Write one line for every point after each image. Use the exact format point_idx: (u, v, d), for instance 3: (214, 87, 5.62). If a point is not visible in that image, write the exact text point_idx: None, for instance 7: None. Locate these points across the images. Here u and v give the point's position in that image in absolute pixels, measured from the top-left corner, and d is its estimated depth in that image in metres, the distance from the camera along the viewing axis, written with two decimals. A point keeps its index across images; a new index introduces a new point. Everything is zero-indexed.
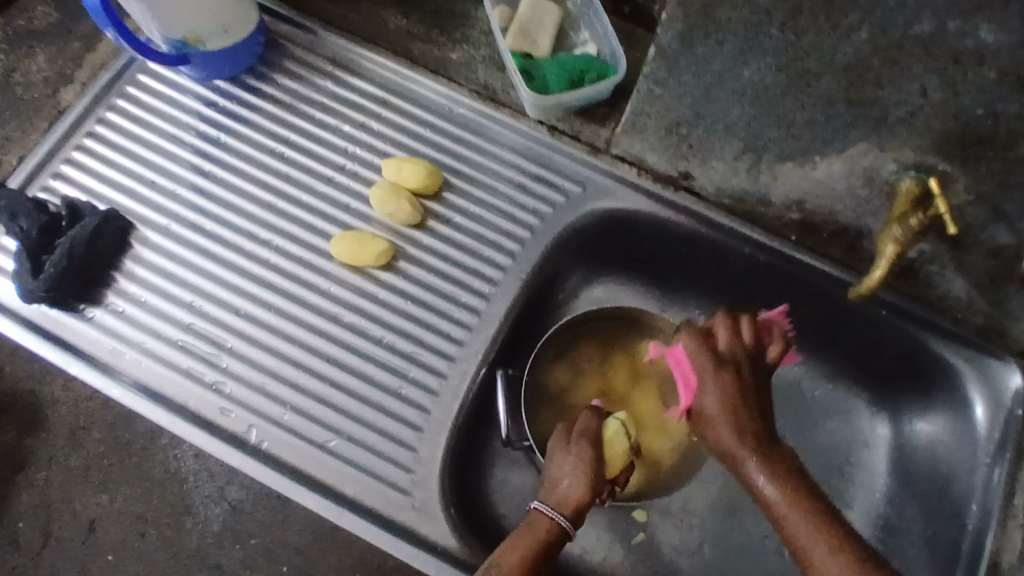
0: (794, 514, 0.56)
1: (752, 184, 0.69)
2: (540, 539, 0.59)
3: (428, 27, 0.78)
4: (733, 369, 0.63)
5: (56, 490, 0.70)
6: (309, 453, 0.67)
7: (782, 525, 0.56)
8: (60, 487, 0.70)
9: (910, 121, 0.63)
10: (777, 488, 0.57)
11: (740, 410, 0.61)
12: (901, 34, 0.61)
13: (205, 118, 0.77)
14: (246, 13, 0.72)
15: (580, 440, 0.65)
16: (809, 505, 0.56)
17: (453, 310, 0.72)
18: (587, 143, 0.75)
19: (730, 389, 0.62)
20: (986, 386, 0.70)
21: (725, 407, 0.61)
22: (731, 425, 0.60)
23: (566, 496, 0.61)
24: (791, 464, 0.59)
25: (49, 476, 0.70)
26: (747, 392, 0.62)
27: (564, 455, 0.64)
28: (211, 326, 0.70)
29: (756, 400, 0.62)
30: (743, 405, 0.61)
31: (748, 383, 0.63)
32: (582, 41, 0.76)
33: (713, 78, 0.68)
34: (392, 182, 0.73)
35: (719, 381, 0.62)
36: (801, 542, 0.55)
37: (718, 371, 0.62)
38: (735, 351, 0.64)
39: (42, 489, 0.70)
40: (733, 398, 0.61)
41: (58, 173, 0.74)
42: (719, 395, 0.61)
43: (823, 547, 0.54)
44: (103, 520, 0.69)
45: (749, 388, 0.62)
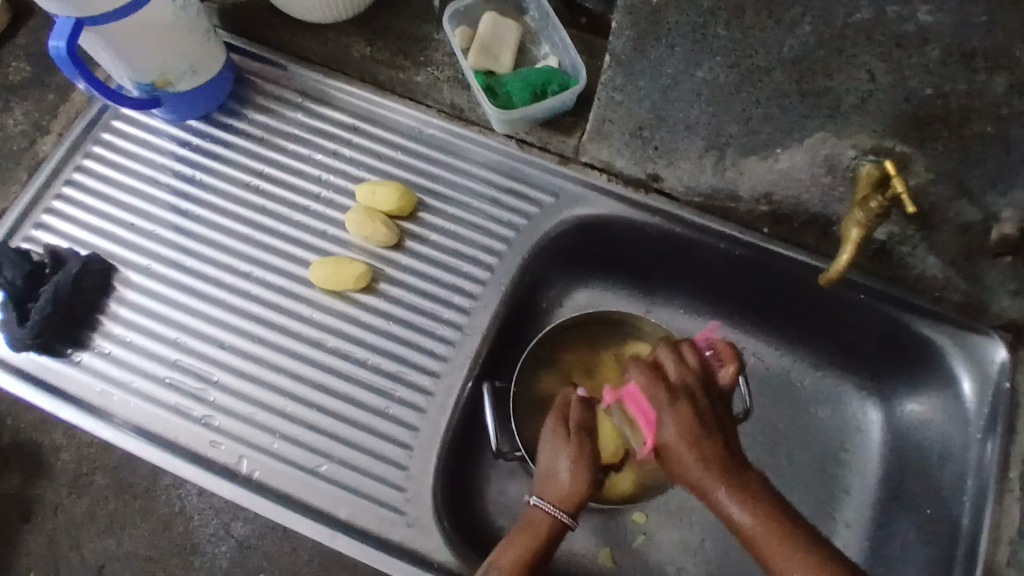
0: (773, 543, 0.55)
1: (718, 180, 0.70)
2: (534, 530, 0.60)
3: (392, 53, 0.79)
4: (682, 404, 0.60)
5: (65, 536, 0.72)
6: (301, 479, 0.67)
7: (762, 555, 0.56)
8: (68, 533, 0.72)
9: (864, 108, 0.58)
10: (747, 514, 0.56)
11: (704, 446, 0.58)
12: (843, 23, 0.54)
13: (181, 157, 0.78)
14: (212, 54, 0.74)
15: (560, 429, 0.64)
16: (784, 532, 0.55)
17: (435, 326, 0.73)
18: (556, 153, 0.77)
19: (692, 426, 0.59)
20: (972, 362, 0.71)
21: (690, 450, 0.58)
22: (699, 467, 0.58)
23: (560, 487, 0.61)
24: (747, 476, 0.58)
25: (55, 523, 0.72)
26: (707, 423, 0.60)
27: (547, 446, 0.64)
28: (197, 360, 0.70)
29: (719, 428, 0.60)
30: (706, 440, 0.59)
31: (705, 416, 0.60)
32: (543, 54, 0.78)
33: (668, 81, 0.64)
34: (366, 207, 0.74)
35: (675, 427, 0.59)
36: (782, 570, 0.54)
37: (668, 415, 0.60)
38: (687, 380, 0.63)
39: (50, 535, 0.72)
40: (694, 431, 0.59)
41: (40, 222, 0.76)
42: (680, 435, 0.59)
43: (807, 575, 0.53)
44: (112, 563, 0.71)
45: (706, 418, 0.60)
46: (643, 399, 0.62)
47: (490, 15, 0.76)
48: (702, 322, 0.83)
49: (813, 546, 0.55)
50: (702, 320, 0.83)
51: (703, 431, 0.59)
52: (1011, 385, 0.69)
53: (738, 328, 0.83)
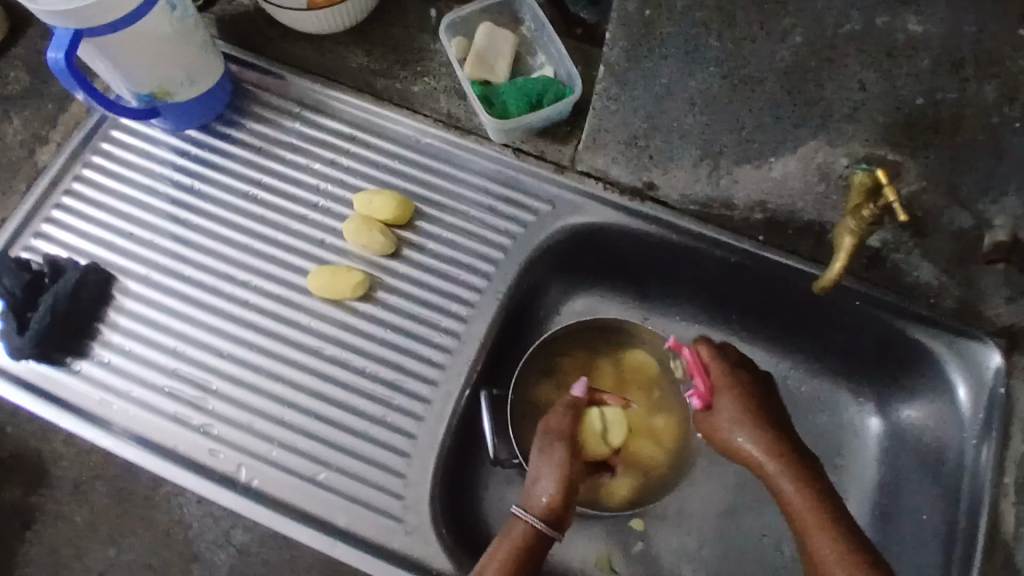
0: (816, 523, 0.60)
1: (714, 189, 0.70)
2: (518, 540, 0.61)
3: (389, 63, 0.80)
4: (738, 381, 0.68)
5: (66, 544, 0.72)
6: (300, 487, 0.67)
7: (807, 534, 0.60)
8: (69, 541, 0.72)
9: (856, 117, 0.59)
10: (801, 495, 0.61)
11: (757, 417, 0.66)
12: (833, 34, 0.57)
13: (180, 167, 0.79)
14: (210, 64, 0.75)
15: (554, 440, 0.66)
16: (827, 513, 0.60)
17: (432, 334, 0.73)
18: (552, 162, 0.77)
19: (749, 408, 0.67)
20: (967, 367, 0.71)
21: (743, 417, 0.66)
22: (754, 436, 0.65)
23: (549, 499, 0.63)
24: (791, 442, 0.65)
25: (56, 531, 0.73)
26: (761, 409, 0.67)
27: (541, 455, 0.66)
28: (196, 369, 0.71)
29: (775, 416, 0.67)
30: (758, 411, 0.67)
31: (760, 393, 0.68)
32: (539, 64, 0.79)
33: (663, 90, 0.65)
34: (364, 215, 0.75)
35: (729, 398, 0.68)
36: (822, 550, 0.59)
37: (726, 391, 0.68)
38: (744, 368, 0.70)
39: (51, 543, 0.72)
40: (751, 413, 0.66)
41: (40, 232, 0.76)
42: (738, 404, 0.67)
43: (842, 556, 0.58)
44: (112, 570, 0.71)
45: (761, 404, 0.67)
46: (704, 367, 0.70)
47: (485, 26, 0.77)
48: (699, 328, 0.84)
49: (853, 532, 0.59)
50: (699, 326, 0.84)
51: (760, 406, 0.67)
52: (1005, 391, 0.68)
53: (735, 334, 0.84)
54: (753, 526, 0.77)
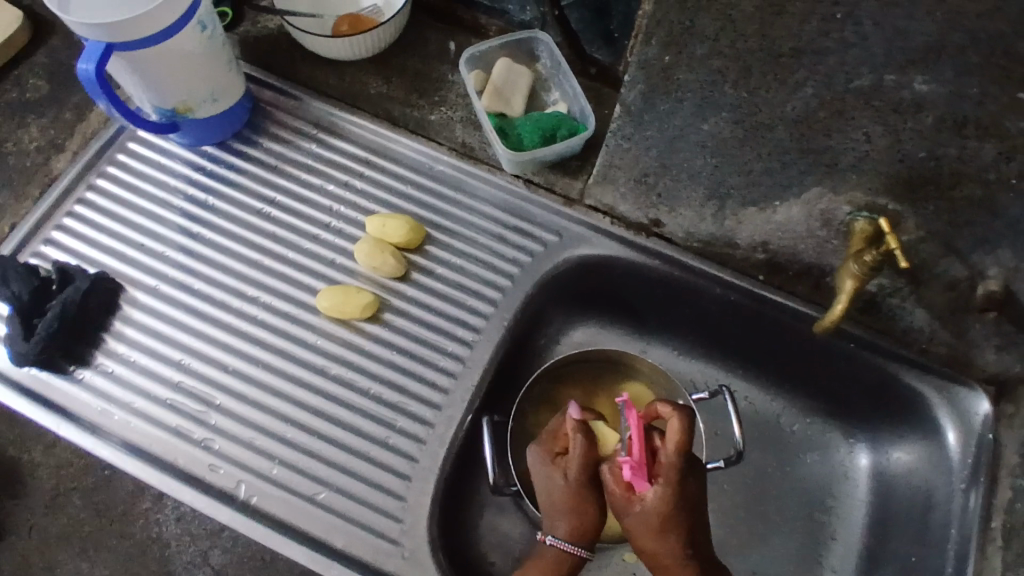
0: None
1: (717, 228, 0.73)
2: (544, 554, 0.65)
3: (407, 92, 0.82)
4: (675, 480, 0.61)
5: (36, 556, 0.69)
6: (297, 506, 0.67)
7: None
8: (40, 554, 0.69)
9: (859, 168, 0.60)
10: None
11: (673, 522, 0.61)
12: (844, 88, 0.55)
13: (194, 182, 0.80)
14: (233, 83, 0.76)
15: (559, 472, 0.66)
16: None
17: (437, 358, 0.74)
18: (561, 195, 0.80)
19: (665, 511, 0.61)
20: (955, 413, 0.73)
21: (660, 517, 0.61)
22: (662, 539, 0.61)
23: (568, 527, 0.64)
24: (684, 540, 0.62)
25: (29, 543, 0.70)
26: (674, 518, 0.61)
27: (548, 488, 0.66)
28: (199, 383, 0.71)
29: (687, 520, 0.62)
30: (680, 512, 0.61)
31: (690, 494, 0.62)
32: (553, 100, 0.81)
33: (676, 132, 0.66)
34: (376, 238, 0.76)
35: (655, 492, 0.61)
36: None
37: (657, 484, 0.62)
38: (672, 463, 0.62)
39: (23, 556, 0.69)
40: (659, 520, 0.61)
41: (49, 238, 0.76)
42: (664, 502, 0.61)
43: None
44: None
45: (682, 505, 0.62)
46: (640, 465, 0.62)
47: (504, 61, 0.79)
48: (696, 363, 0.86)
49: None
50: (695, 362, 0.86)
51: (682, 509, 0.61)
52: (993, 437, 0.71)
53: (730, 371, 0.86)
54: (744, 562, 0.79)
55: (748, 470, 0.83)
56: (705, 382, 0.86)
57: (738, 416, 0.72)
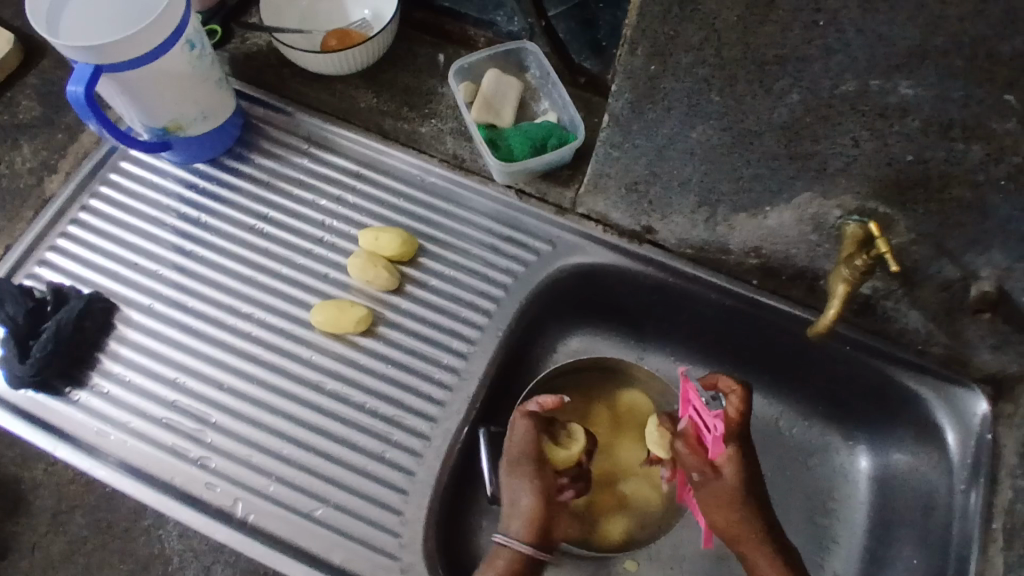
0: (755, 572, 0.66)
1: (709, 234, 0.73)
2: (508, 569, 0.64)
3: (397, 105, 0.82)
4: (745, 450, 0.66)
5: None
6: (295, 523, 0.66)
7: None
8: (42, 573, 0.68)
9: (848, 172, 0.59)
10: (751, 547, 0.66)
11: (739, 489, 0.66)
12: (830, 94, 0.55)
13: (187, 200, 0.80)
14: (224, 100, 0.77)
15: (522, 490, 0.66)
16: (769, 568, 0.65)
17: (433, 370, 0.74)
18: (554, 204, 0.80)
19: (736, 478, 0.66)
20: (953, 414, 0.74)
21: (730, 486, 0.66)
22: (732, 506, 0.66)
23: (517, 521, 0.65)
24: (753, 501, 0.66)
25: (33, 562, 0.68)
26: (743, 483, 0.66)
27: (513, 507, 0.66)
28: (194, 401, 0.70)
29: (752, 486, 0.67)
30: (745, 480, 0.66)
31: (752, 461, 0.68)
32: (542, 110, 0.81)
33: (664, 140, 0.66)
34: (369, 252, 0.76)
35: (727, 463, 0.66)
36: None
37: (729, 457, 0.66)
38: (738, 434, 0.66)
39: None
40: (732, 487, 0.66)
41: (43, 259, 0.76)
42: (735, 470, 0.66)
43: None
44: None
45: (749, 472, 0.67)
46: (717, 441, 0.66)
47: (493, 72, 0.79)
48: (694, 368, 0.86)
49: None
50: (692, 367, 0.87)
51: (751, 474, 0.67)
52: (992, 436, 0.71)
53: (727, 376, 0.86)
54: None
55: None
56: None
57: None
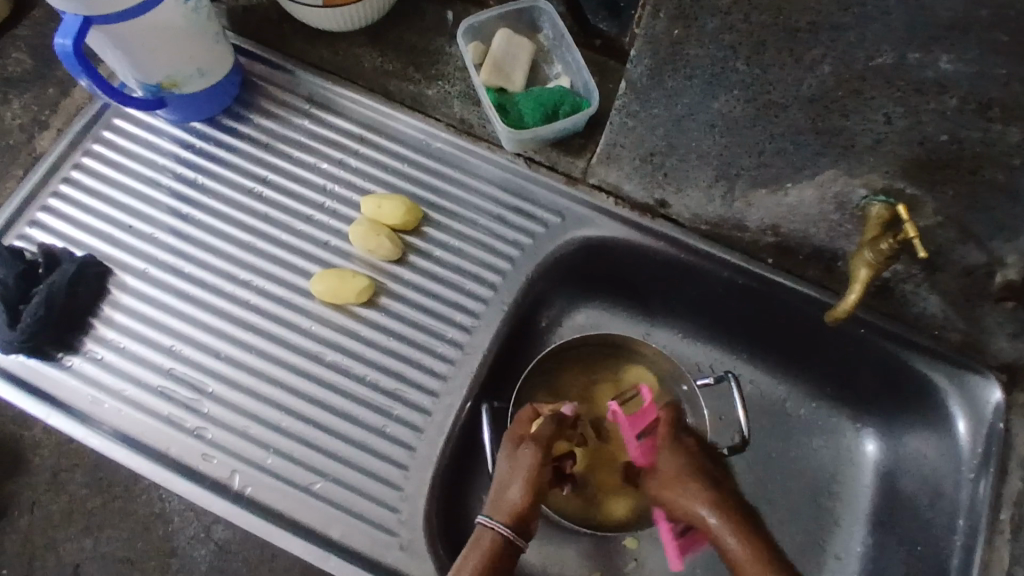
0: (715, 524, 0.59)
1: (726, 210, 0.71)
2: (487, 556, 0.59)
3: (403, 65, 0.78)
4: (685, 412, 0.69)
5: (41, 534, 0.69)
6: (293, 497, 0.65)
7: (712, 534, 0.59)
8: (43, 531, 0.69)
9: (877, 149, 0.57)
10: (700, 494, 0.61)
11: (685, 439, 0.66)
12: (864, 66, 0.54)
13: (184, 160, 0.77)
14: (221, 56, 0.73)
15: (516, 480, 0.62)
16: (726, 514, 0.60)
17: (435, 344, 0.72)
18: (564, 173, 0.76)
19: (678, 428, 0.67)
20: (965, 401, 0.71)
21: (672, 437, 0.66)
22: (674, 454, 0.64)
23: (506, 505, 0.61)
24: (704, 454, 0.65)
25: (33, 519, 0.69)
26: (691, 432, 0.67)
27: (501, 496, 0.62)
28: (191, 370, 0.69)
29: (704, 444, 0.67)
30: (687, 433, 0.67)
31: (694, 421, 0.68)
32: (555, 74, 0.77)
33: (684, 110, 0.63)
34: (372, 220, 0.73)
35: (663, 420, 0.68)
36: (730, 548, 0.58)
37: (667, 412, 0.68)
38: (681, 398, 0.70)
39: (25, 533, 0.69)
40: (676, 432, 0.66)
41: (35, 220, 0.74)
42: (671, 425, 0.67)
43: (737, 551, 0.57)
44: (87, 564, 0.68)
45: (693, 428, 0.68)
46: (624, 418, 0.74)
47: (505, 32, 0.75)
48: (701, 347, 0.85)
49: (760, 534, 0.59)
50: (700, 345, 0.85)
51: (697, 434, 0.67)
52: (1005, 426, 0.69)
53: (733, 354, 0.85)
54: None
55: (754, 455, 0.82)
56: (710, 366, 0.85)
57: (743, 402, 0.71)
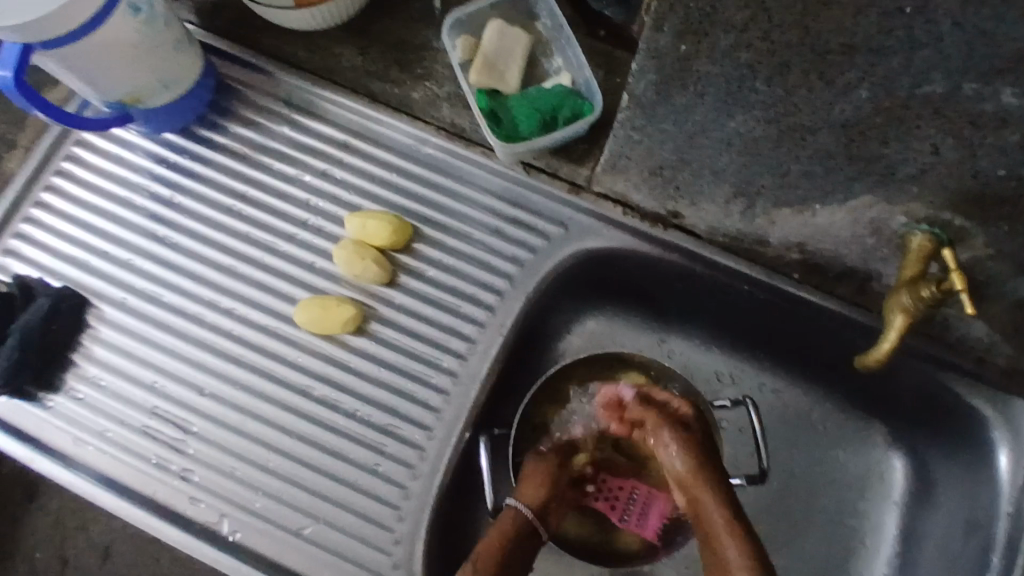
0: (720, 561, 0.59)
1: (747, 226, 0.62)
2: (510, 533, 0.62)
3: (386, 64, 0.71)
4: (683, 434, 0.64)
5: (70, 517, 0.88)
6: (285, 541, 0.63)
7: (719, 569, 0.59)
8: (72, 515, 0.88)
9: (921, 180, 0.50)
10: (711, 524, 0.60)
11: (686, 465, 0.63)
12: (908, 94, 0.46)
13: (159, 176, 0.72)
14: (187, 65, 0.67)
15: (530, 480, 0.65)
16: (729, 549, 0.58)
17: (430, 374, 0.67)
18: (567, 181, 0.69)
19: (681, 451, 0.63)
20: (1009, 428, 0.65)
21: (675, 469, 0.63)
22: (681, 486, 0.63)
23: (525, 496, 0.64)
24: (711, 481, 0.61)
25: (60, 504, 0.88)
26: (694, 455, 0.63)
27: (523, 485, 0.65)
28: (176, 408, 0.66)
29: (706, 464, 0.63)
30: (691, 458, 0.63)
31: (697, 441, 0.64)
32: (555, 69, 0.69)
33: (695, 127, 0.55)
34: (358, 241, 0.68)
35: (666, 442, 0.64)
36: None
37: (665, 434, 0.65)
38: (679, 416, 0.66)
39: (56, 513, 0.88)
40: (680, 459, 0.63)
41: (8, 248, 0.70)
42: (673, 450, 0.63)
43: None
44: (117, 543, 0.88)
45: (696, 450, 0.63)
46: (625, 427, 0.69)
47: (495, 25, 0.67)
48: (719, 356, 0.79)
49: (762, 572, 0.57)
50: (719, 352, 0.79)
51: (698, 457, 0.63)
52: None
53: (753, 365, 0.78)
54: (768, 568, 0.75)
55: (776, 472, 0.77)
56: (730, 376, 0.79)
57: (761, 432, 0.66)
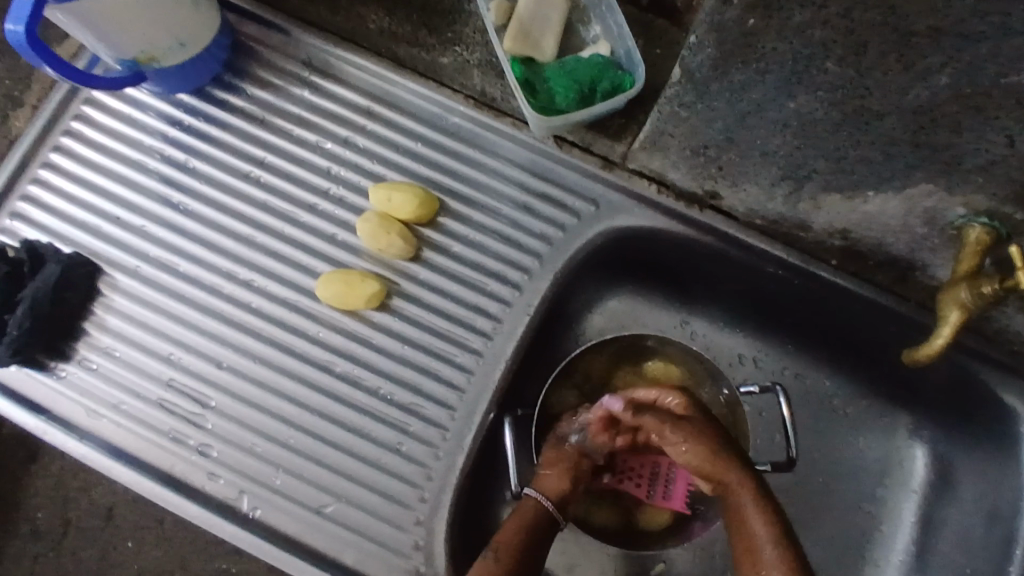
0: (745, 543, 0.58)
1: (789, 210, 0.61)
2: (526, 524, 0.61)
3: (415, 26, 0.66)
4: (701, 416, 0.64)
5: (72, 478, 0.86)
6: (305, 519, 0.62)
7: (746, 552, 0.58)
8: (74, 476, 0.86)
9: (990, 171, 0.48)
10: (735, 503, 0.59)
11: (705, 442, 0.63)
12: (991, 83, 0.42)
13: (173, 139, 0.69)
14: (205, 22, 0.63)
15: (550, 467, 0.64)
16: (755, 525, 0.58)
17: (454, 353, 0.66)
18: (600, 156, 0.66)
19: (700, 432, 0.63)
20: None
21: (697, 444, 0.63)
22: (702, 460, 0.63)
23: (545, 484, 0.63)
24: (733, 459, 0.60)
25: (63, 465, 0.85)
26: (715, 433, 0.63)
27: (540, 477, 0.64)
28: (192, 381, 0.64)
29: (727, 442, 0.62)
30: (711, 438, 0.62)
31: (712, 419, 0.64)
32: (593, 37, 0.65)
33: (750, 107, 0.53)
34: (381, 214, 0.66)
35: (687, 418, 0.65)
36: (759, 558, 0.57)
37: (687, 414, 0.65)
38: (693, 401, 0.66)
39: (58, 475, 0.85)
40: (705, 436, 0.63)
41: (15, 210, 0.67)
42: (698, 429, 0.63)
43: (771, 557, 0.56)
44: (120, 506, 0.85)
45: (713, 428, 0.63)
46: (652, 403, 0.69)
47: None
48: (742, 338, 0.77)
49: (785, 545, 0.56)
50: (743, 336, 0.77)
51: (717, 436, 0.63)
52: None
53: (774, 348, 0.76)
54: None
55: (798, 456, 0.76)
56: (754, 358, 0.77)
57: (792, 422, 0.65)
